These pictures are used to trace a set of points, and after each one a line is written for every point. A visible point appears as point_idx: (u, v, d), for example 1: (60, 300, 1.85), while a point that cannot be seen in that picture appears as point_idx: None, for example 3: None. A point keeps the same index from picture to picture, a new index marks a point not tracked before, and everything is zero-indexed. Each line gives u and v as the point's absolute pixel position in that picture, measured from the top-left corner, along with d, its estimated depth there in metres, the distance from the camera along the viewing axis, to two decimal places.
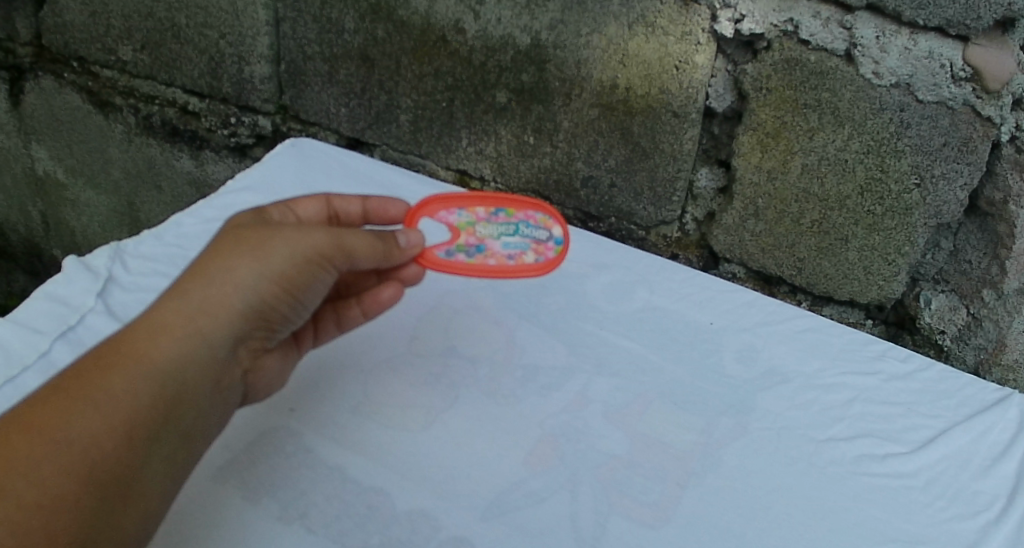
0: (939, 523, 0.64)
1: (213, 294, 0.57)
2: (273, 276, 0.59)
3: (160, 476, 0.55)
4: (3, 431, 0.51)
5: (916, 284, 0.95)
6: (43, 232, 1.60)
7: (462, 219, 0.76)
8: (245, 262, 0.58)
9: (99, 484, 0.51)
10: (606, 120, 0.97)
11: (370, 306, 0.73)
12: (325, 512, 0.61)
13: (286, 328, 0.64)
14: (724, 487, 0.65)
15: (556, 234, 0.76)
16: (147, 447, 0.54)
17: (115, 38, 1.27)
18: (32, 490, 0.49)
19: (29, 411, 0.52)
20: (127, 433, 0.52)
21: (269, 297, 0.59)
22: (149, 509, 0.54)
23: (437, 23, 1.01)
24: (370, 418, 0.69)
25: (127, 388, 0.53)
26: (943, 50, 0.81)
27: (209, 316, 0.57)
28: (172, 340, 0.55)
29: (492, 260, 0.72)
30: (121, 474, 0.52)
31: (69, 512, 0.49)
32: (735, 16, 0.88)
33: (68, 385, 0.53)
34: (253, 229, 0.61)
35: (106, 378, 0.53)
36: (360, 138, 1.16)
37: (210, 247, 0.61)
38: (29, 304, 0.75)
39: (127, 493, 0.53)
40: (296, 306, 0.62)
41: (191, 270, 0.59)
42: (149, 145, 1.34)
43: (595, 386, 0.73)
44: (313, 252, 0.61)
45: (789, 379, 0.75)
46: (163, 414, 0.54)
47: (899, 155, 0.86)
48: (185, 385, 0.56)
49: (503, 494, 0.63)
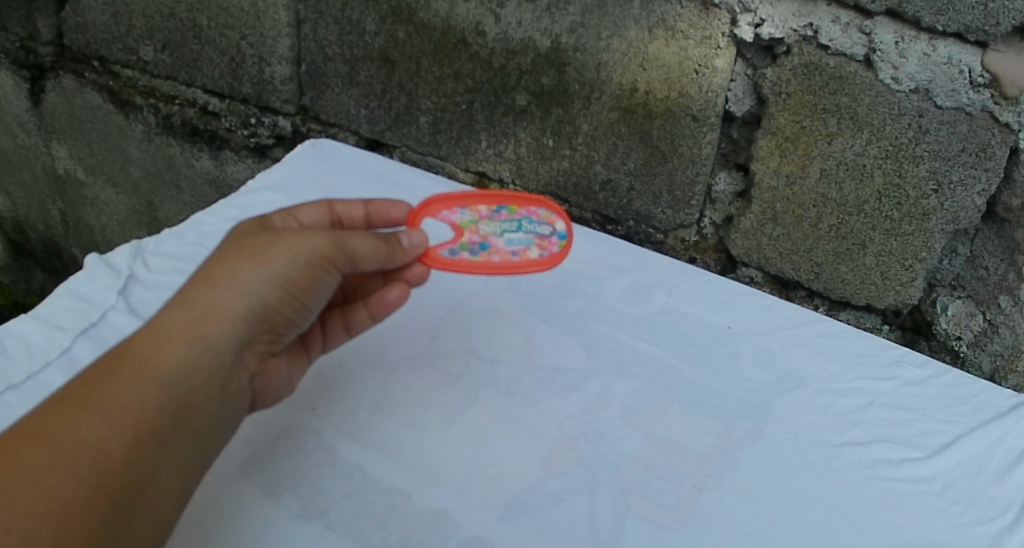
0: (955, 528, 0.64)
1: (217, 300, 0.58)
2: (277, 280, 0.60)
3: (170, 478, 0.55)
4: (10, 440, 0.50)
5: (933, 290, 0.95)
6: (64, 230, 1.62)
7: (464, 217, 0.77)
8: (248, 268, 0.60)
9: (110, 488, 0.51)
10: (625, 124, 0.98)
11: (377, 309, 0.73)
12: (345, 510, 0.62)
13: (291, 331, 0.65)
14: (741, 490, 0.65)
15: (559, 229, 0.77)
16: (157, 452, 0.54)
17: (137, 38, 1.28)
18: (42, 495, 0.49)
19: (36, 419, 0.51)
20: (137, 437, 0.53)
21: (272, 301, 0.60)
22: (160, 512, 0.55)
23: (457, 26, 1.02)
24: (389, 417, 0.69)
25: (136, 393, 0.54)
26: (962, 56, 0.81)
27: (213, 321, 0.58)
28: (178, 345, 0.56)
29: (496, 257, 0.73)
30: (132, 478, 0.52)
31: (82, 517, 0.49)
32: (755, 21, 0.89)
33: (76, 393, 0.53)
34: (253, 237, 0.62)
35: (113, 384, 0.53)
36: (380, 140, 1.17)
37: (210, 256, 0.62)
38: (50, 301, 0.76)
39: (138, 497, 0.53)
40: (300, 310, 0.63)
41: (193, 280, 0.60)
42: (169, 145, 1.35)
43: (613, 388, 0.73)
44: (317, 256, 0.62)
45: (806, 383, 0.76)
46: (171, 418, 0.55)
47: (917, 161, 0.86)
48: (192, 389, 0.56)
49: (522, 495, 0.64)
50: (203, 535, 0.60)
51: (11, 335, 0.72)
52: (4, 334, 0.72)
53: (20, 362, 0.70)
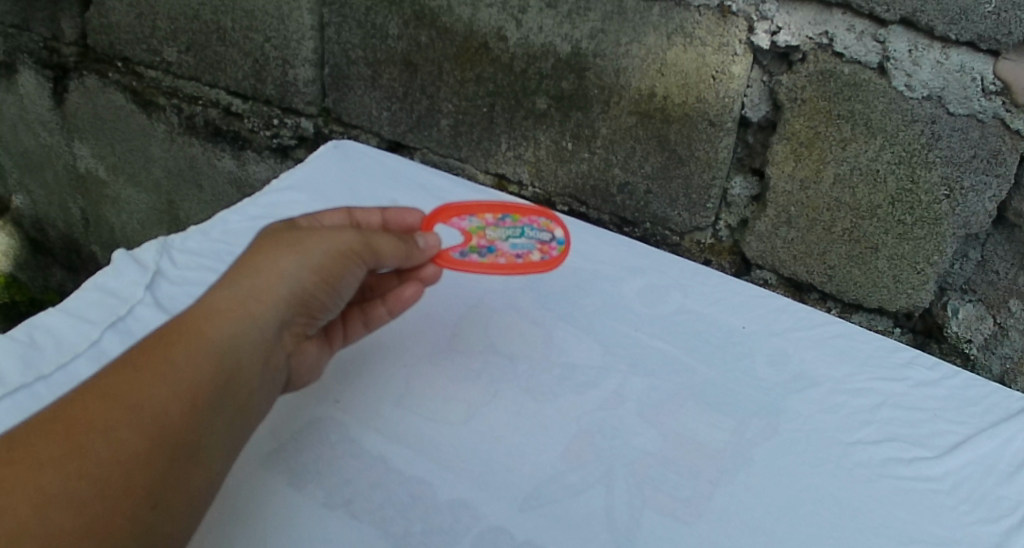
0: (964, 526, 0.66)
1: (261, 282, 0.61)
2: (313, 266, 0.63)
3: (219, 443, 0.57)
4: (77, 400, 0.53)
5: (944, 294, 0.96)
6: (84, 227, 1.65)
7: (473, 224, 0.81)
8: (287, 254, 0.63)
9: (168, 445, 0.53)
10: (643, 128, 1.00)
11: (394, 305, 0.76)
12: (369, 500, 0.64)
13: (323, 318, 0.68)
14: (755, 486, 0.67)
15: (558, 235, 0.81)
16: (209, 417, 0.56)
17: (161, 40, 1.31)
18: (108, 448, 0.51)
19: (100, 382, 0.54)
20: (192, 399, 0.55)
21: (311, 286, 0.64)
22: (211, 476, 0.57)
23: (479, 31, 1.04)
24: (412, 410, 0.71)
25: (190, 360, 0.56)
26: (974, 64, 0.83)
27: (257, 301, 0.61)
28: (226, 321, 0.59)
29: (503, 259, 0.76)
30: (188, 438, 0.54)
31: (142, 470, 0.52)
32: (772, 28, 0.91)
33: (134, 361, 0.55)
34: (290, 231, 0.66)
35: (170, 352, 0.56)
36: (401, 141, 1.19)
37: (251, 247, 0.65)
38: (79, 295, 0.78)
39: (193, 457, 0.55)
40: (334, 296, 0.66)
41: (237, 265, 0.63)
42: (191, 144, 1.38)
43: (630, 385, 0.75)
44: (346, 248, 0.65)
45: (819, 383, 0.77)
46: (221, 386, 0.57)
47: (930, 166, 0.87)
48: (239, 361, 0.59)
49: (541, 487, 0.65)
50: (237, 517, 0.62)
51: (40, 327, 0.74)
52: (34, 326, 0.74)
53: (49, 353, 0.72)
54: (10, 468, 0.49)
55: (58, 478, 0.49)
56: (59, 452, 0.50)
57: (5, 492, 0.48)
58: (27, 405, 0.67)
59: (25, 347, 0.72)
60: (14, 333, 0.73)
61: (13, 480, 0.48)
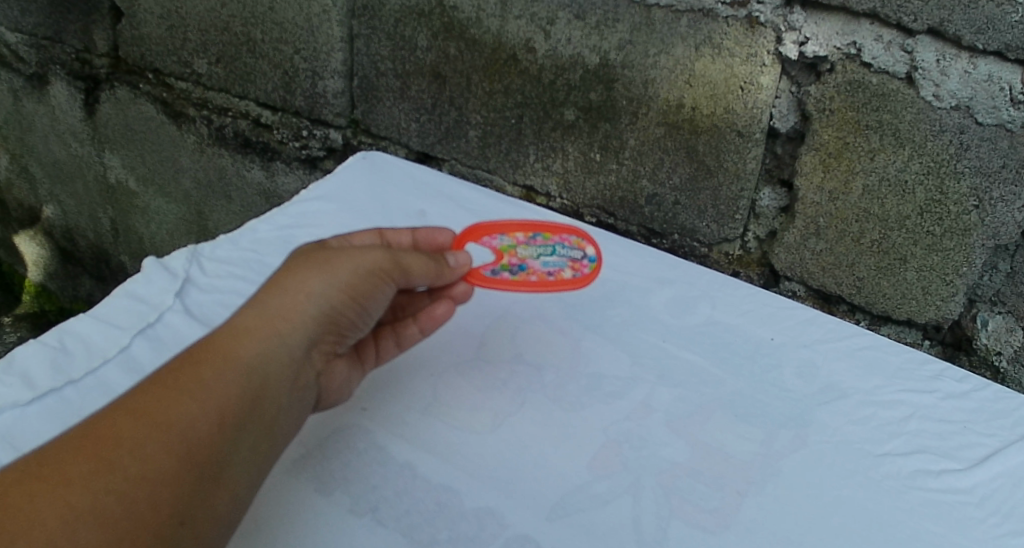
0: (994, 539, 0.65)
1: (288, 301, 0.62)
2: (340, 285, 0.64)
3: (247, 462, 0.58)
4: (108, 416, 0.53)
5: (973, 305, 0.95)
6: (113, 237, 1.67)
7: (503, 242, 0.81)
8: (315, 273, 0.63)
9: (195, 463, 0.54)
10: (672, 139, 1.00)
11: (426, 324, 0.77)
12: (395, 507, 0.64)
13: (353, 336, 0.68)
14: (782, 497, 0.67)
15: (590, 253, 0.82)
16: (236, 435, 0.57)
17: (191, 51, 1.33)
18: (136, 464, 0.52)
19: (129, 399, 0.55)
20: (219, 417, 0.56)
21: (338, 305, 0.64)
22: (237, 493, 0.57)
23: (508, 42, 1.05)
24: (439, 419, 0.72)
25: (219, 379, 0.57)
26: (1002, 74, 0.83)
27: (284, 319, 0.61)
28: (254, 340, 0.59)
29: (533, 277, 0.77)
30: (214, 456, 0.55)
31: (168, 486, 0.52)
32: (800, 39, 0.91)
33: (164, 378, 0.56)
34: (317, 251, 0.67)
35: (199, 370, 0.56)
36: (430, 153, 1.20)
37: (280, 266, 0.66)
38: (109, 302, 0.79)
39: (219, 475, 0.55)
40: (361, 314, 0.66)
41: (266, 284, 0.63)
42: (220, 155, 1.40)
43: (658, 395, 0.75)
44: (375, 266, 0.66)
45: (847, 395, 0.77)
46: (249, 405, 0.58)
47: (958, 177, 0.87)
48: (267, 379, 0.59)
49: (568, 496, 0.65)
50: (262, 525, 0.63)
51: (72, 333, 0.75)
52: (65, 333, 0.75)
53: (79, 359, 0.72)
54: (41, 481, 0.50)
55: (86, 495, 0.50)
56: (88, 468, 0.51)
57: (33, 507, 0.49)
58: (57, 410, 0.67)
59: (55, 353, 0.73)
60: (45, 338, 0.74)
61: (44, 494, 0.49)
